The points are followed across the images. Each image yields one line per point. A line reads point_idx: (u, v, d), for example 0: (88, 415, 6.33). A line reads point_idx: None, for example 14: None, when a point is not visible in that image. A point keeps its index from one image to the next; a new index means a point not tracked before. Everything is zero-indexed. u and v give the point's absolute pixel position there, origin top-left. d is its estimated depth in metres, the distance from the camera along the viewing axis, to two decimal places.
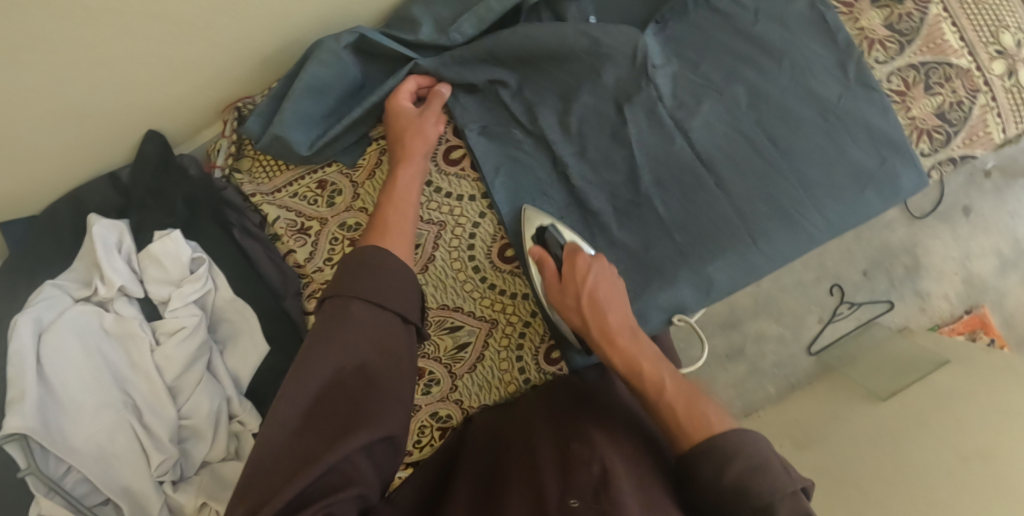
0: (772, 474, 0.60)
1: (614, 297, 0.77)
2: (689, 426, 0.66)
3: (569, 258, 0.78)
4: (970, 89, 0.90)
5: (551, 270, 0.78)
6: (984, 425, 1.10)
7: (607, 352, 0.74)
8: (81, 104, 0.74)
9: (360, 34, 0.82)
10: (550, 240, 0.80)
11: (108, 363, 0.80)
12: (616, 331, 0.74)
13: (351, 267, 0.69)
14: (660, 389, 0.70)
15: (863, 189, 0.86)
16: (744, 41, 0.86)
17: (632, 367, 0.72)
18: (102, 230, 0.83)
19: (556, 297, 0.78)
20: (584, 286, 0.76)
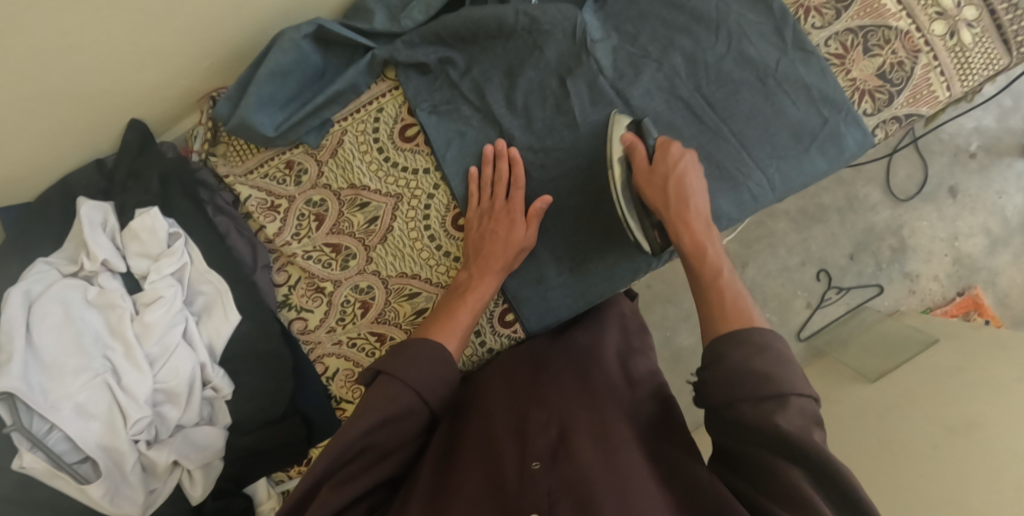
0: (792, 369, 0.62)
1: (699, 187, 0.80)
2: (731, 315, 0.68)
3: (663, 147, 0.82)
4: (911, 50, 0.91)
5: (642, 159, 0.82)
6: (969, 398, 1.10)
7: (679, 231, 0.78)
8: (62, 89, 0.82)
9: (318, 24, 0.87)
10: (645, 130, 0.84)
11: (90, 330, 0.86)
12: (696, 216, 0.78)
13: (423, 349, 0.72)
14: (719, 273, 0.74)
15: (806, 147, 0.88)
16: (678, 13, 0.90)
17: (698, 251, 0.76)
18: (88, 210, 0.90)
19: (641, 180, 0.82)
20: (675, 169, 0.80)
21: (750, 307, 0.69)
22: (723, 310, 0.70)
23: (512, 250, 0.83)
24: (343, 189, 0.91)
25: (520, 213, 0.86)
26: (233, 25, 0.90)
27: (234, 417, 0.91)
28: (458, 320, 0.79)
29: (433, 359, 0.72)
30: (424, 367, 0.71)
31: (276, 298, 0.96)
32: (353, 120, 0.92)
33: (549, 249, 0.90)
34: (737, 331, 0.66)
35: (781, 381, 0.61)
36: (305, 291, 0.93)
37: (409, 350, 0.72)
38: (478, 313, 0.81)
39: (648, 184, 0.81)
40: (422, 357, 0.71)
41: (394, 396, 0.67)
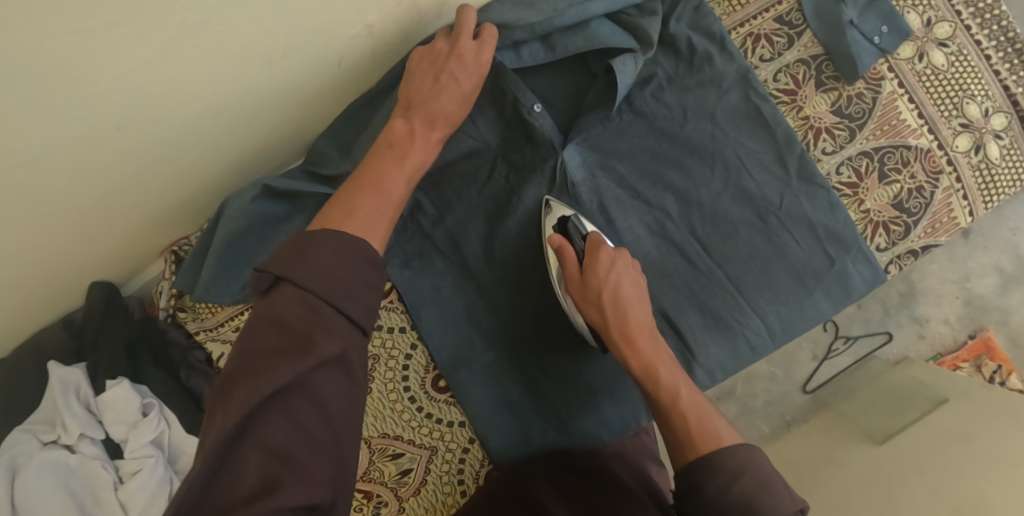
0: (774, 496, 0.57)
1: (636, 296, 0.73)
2: (699, 440, 0.61)
3: (592, 252, 0.74)
4: (932, 172, 0.84)
5: (574, 263, 0.75)
6: (980, 473, 1.02)
7: (624, 355, 0.70)
8: (16, 286, 0.77)
9: (263, 185, 0.81)
10: (572, 231, 0.79)
11: (76, 502, 0.85)
12: (638, 332, 0.70)
13: (323, 241, 0.51)
14: (676, 396, 0.66)
15: (810, 291, 0.82)
16: (672, 144, 0.84)
17: (649, 371, 0.68)
18: (63, 376, 0.88)
19: (576, 291, 0.75)
20: (606, 283, 0.72)
21: (715, 421, 0.63)
22: (690, 434, 0.62)
23: (437, 133, 0.72)
24: None
25: (479, 57, 0.73)
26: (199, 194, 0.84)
27: None
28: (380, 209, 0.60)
29: (316, 260, 0.50)
30: (307, 266, 0.49)
31: None
32: None
33: (536, 412, 0.84)
34: (713, 459, 0.59)
35: (765, 512, 0.56)
36: None
37: (302, 245, 0.50)
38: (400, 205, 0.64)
39: (583, 302, 0.74)
40: (331, 255, 0.50)
41: (293, 319, 0.48)
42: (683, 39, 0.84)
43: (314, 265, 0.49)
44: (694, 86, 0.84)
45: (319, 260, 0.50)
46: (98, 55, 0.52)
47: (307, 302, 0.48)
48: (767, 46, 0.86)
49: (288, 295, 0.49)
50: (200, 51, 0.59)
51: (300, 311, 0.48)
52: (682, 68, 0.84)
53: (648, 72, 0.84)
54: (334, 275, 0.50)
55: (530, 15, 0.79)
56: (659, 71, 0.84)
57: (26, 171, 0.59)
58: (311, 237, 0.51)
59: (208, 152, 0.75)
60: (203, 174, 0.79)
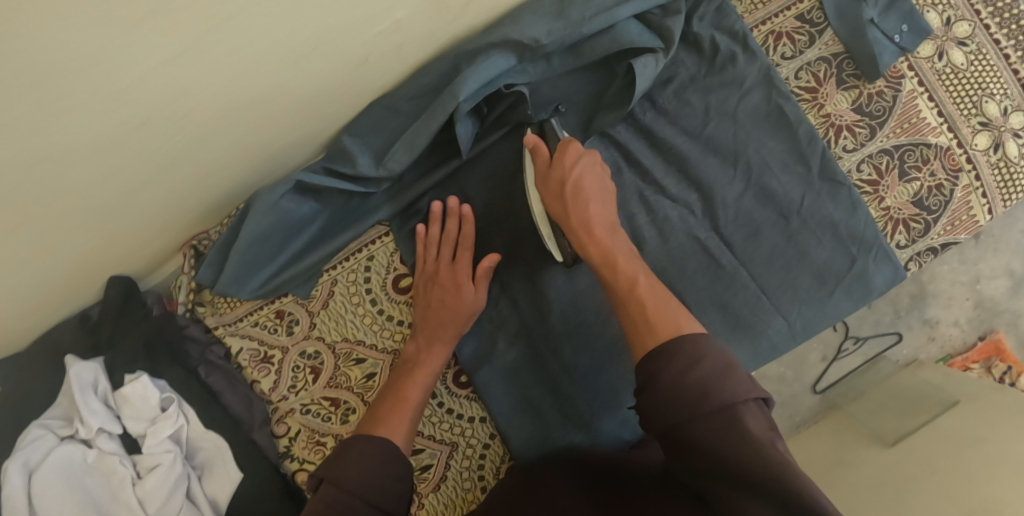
0: (730, 375, 0.58)
1: (600, 191, 0.75)
2: (658, 328, 0.62)
3: (562, 147, 0.76)
4: (951, 170, 0.84)
5: (544, 159, 0.77)
6: (995, 478, 1.03)
7: (583, 245, 0.72)
8: (37, 280, 0.76)
9: (296, 180, 0.80)
10: (549, 134, 0.81)
11: (92, 498, 0.85)
12: (597, 222, 0.72)
13: (367, 449, 0.66)
14: (633, 283, 0.68)
15: (832, 290, 0.82)
16: (693, 142, 0.84)
17: (608, 259, 0.70)
18: (78, 371, 0.87)
19: (540, 185, 0.76)
20: (571, 172, 0.74)
21: (670, 307, 0.64)
22: (647, 322, 0.64)
23: (461, 310, 0.80)
24: (337, 341, 0.87)
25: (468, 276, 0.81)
26: (223, 194, 0.83)
27: None
28: (406, 401, 0.74)
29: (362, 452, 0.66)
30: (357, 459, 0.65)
31: (277, 450, 0.90)
32: (342, 268, 0.86)
33: (558, 410, 0.83)
34: (670, 349, 0.59)
35: (724, 394, 0.56)
36: (305, 444, 0.89)
37: (351, 450, 0.66)
38: (428, 388, 0.77)
39: (547, 194, 0.76)
40: (371, 458, 0.65)
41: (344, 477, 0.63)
42: (707, 39, 0.85)
43: (360, 462, 0.65)
44: (716, 85, 0.84)
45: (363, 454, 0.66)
46: (134, 48, 0.51)
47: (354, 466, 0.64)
48: (788, 44, 0.86)
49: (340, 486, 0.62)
50: (232, 45, 0.58)
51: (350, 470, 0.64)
52: (704, 69, 0.85)
53: (668, 72, 0.85)
54: (386, 484, 0.64)
55: (560, 26, 0.80)
56: (681, 71, 0.85)
57: (55, 167, 0.58)
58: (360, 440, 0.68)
59: (234, 149, 0.75)
60: (225, 173, 0.79)
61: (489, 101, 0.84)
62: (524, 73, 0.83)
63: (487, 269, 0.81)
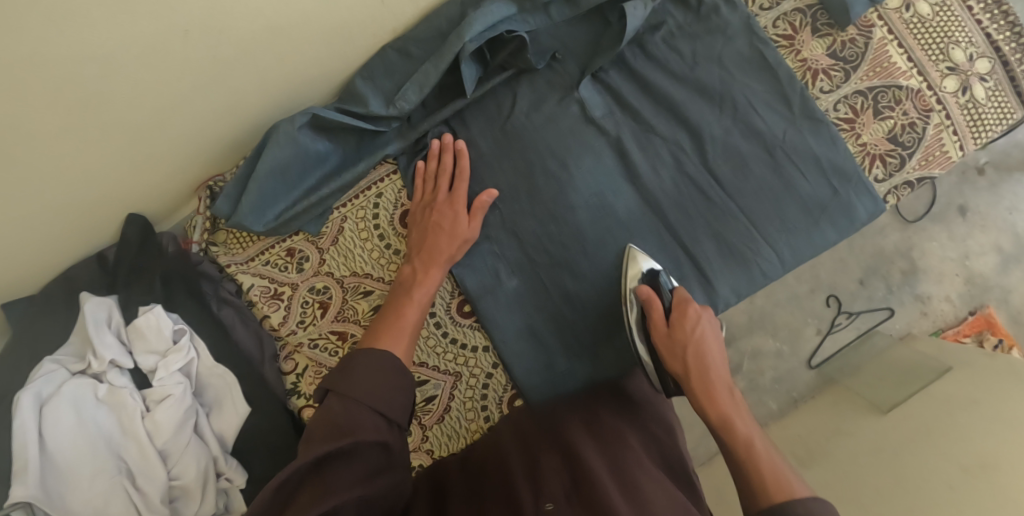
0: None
1: (717, 353, 0.78)
2: (774, 489, 0.63)
3: (680, 311, 0.80)
4: (923, 110, 0.89)
5: (661, 320, 0.80)
6: (988, 435, 1.06)
7: (704, 409, 0.75)
8: (62, 204, 0.80)
9: (313, 114, 0.85)
10: (661, 285, 0.82)
11: (102, 431, 0.85)
12: (718, 390, 0.75)
13: (377, 364, 0.70)
14: (751, 444, 0.69)
15: (817, 221, 0.86)
16: (679, 85, 0.88)
17: (725, 420, 0.72)
18: (92, 307, 0.89)
19: (658, 340, 0.80)
20: (692, 337, 0.78)
21: (787, 473, 0.66)
22: (764, 484, 0.65)
23: (455, 235, 0.84)
24: (345, 276, 0.91)
25: (464, 205, 0.86)
26: (242, 131, 0.88)
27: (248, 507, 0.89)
28: (407, 317, 0.78)
29: (363, 375, 0.69)
30: (358, 384, 0.68)
31: (284, 387, 0.94)
32: (353, 206, 0.91)
33: (559, 337, 0.87)
34: (781, 508, 0.61)
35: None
36: (311, 380, 0.92)
37: (362, 361, 0.70)
38: (426, 307, 0.80)
39: (666, 352, 0.79)
40: (380, 371, 0.70)
41: (352, 405, 0.66)
42: None
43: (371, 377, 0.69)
44: (702, 33, 0.88)
45: (364, 376, 0.69)
46: None
47: (363, 391, 0.68)
48: None
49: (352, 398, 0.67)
50: None
51: (358, 395, 0.67)
52: (690, 19, 0.89)
53: (657, 19, 0.89)
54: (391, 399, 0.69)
55: None
56: (669, 20, 0.89)
57: (97, 66, 0.64)
58: (357, 356, 0.71)
59: (253, 80, 0.80)
60: (246, 108, 0.84)
61: (492, 47, 0.88)
62: (525, 22, 0.87)
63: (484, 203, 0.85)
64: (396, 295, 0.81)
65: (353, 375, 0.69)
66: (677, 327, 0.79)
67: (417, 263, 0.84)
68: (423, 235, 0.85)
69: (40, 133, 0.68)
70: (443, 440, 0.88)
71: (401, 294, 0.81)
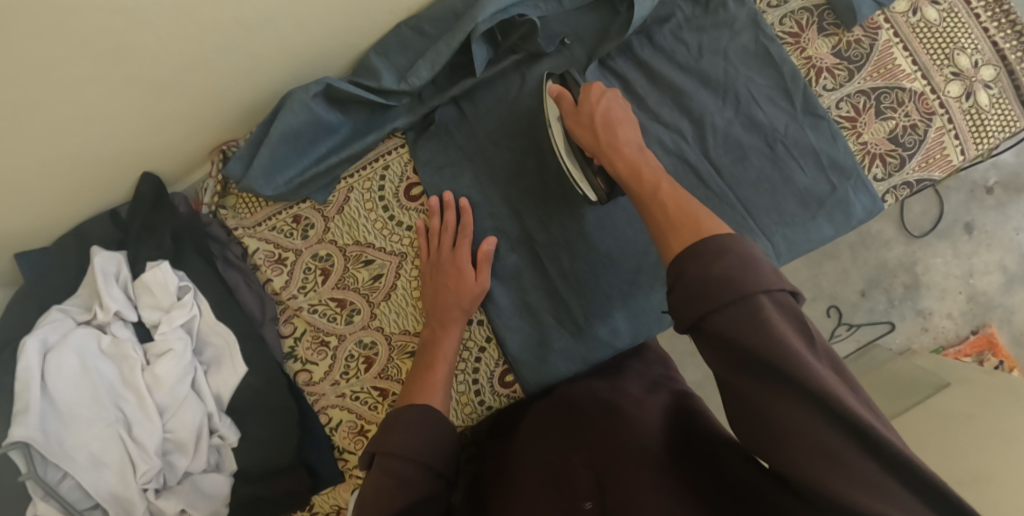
0: (759, 273, 0.54)
1: (625, 119, 0.79)
2: (678, 227, 0.62)
3: (585, 90, 0.81)
4: (925, 113, 0.89)
5: (570, 103, 0.82)
6: (984, 449, 1.07)
7: (612, 160, 0.75)
8: (81, 153, 0.83)
9: (327, 83, 0.87)
10: (570, 82, 0.85)
11: (103, 379, 0.87)
12: (625, 143, 0.75)
13: (423, 421, 0.72)
14: (658, 187, 0.68)
15: (814, 214, 0.88)
16: (683, 75, 0.90)
17: (633, 170, 0.72)
18: (102, 260, 0.91)
19: (570, 123, 0.81)
20: (597, 106, 0.79)
21: (692, 206, 0.64)
22: (673, 225, 0.63)
23: (467, 294, 0.86)
24: (348, 245, 0.93)
25: (467, 262, 0.87)
26: (259, 96, 0.91)
27: (239, 464, 0.93)
28: (438, 373, 0.80)
29: (417, 429, 0.71)
30: (416, 438, 0.70)
31: (282, 349, 0.97)
32: (359, 177, 0.93)
33: (552, 314, 0.89)
34: (726, 279, 0.54)
35: (749, 285, 0.53)
36: (309, 344, 0.95)
37: (404, 419, 0.72)
38: (452, 361, 0.83)
39: (578, 129, 0.80)
40: (426, 426, 0.72)
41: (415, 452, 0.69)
42: None
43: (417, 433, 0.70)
44: (709, 26, 0.90)
45: (419, 431, 0.71)
46: None
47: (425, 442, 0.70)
48: None
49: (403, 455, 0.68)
50: None
51: (418, 443, 0.70)
52: (698, 11, 0.90)
53: (666, 11, 0.90)
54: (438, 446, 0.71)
55: None
56: (677, 12, 0.90)
57: (126, 17, 0.67)
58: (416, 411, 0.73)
59: (272, 44, 0.83)
60: (264, 73, 0.87)
61: (503, 29, 0.90)
62: (536, 8, 0.88)
63: (487, 253, 0.87)
64: (423, 358, 0.83)
65: (399, 429, 0.71)
66: (583, 102, 0.80)
67: (433, 319, 0.86)
68: (440, 288, 0.86)
69: (70, 77, 0.71)
70: None
71: (426, 353, 0.83)
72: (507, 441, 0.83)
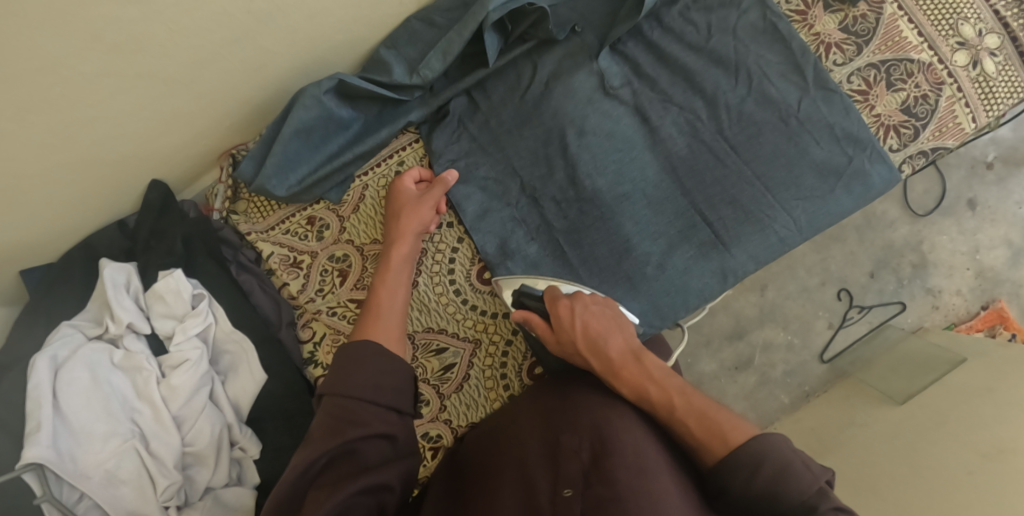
0: (792, 475, 0.62)
1: (606, 328, 0.78)
2: (711, 442, 0.67)
3: (552, 312, 0.79)
4: (935, 83, 0.89)
5: (545, 327, 0.80)
6: (1009, 420, 0.97)
7: (615, 385, 0.75)
8: (86, 157, 0.80)
9: (339, 79, 0.87)
10: (528, 298, 0.83)
11: (117, 393, 0.84)
12: (619, 362, 0.75)
13: (372, 352, 0.68)
14: (671, 406, 0.71)
15: (832, 187, 0.87)
16: (693, 56, 0.89)
17: (641, 394, 0.73)
18: (111, 272, 0.88)
19: (554, 350, 0.80)
20: (575, 332, 0.77)
21: (715, 418, 0.69)
22: (699, 436, 0.69)
23: (416, 221, 0.85)
24: (365, 244, 0.92)
25: (428, 202, 0.87)
26: (270, 95, 0.91)
27: (263, 476, 0.89)
28: (382, 302, 0.77)
29: (359, 363, 0.67)
30: (357, 370, 0.67)
31: (301, 355, 0.95)
32: (374, 174, 0.93)
33: None
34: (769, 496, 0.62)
35: (791, 492, 0.61)
36: (328, 349, 0.92)
37: (351, 352, 0.68)
38: (404, 292, 0.80)
39: (564, 354, 0.79)
40: (372, 356, 0.68)
41: (365, 379, 0.66)
42: None
43: (365, 370, 0.66)
44: (715, 6, 0.89)
45: (361, 365, 0.67)
46: None
47: (377, 373, 0.67)
48: None
49: (350, 392, 0.65)
50: None
51: (371, 379, 0.66)
52: None
53: None
54: (385, 384, 0.67)
55: None
56: None
57: (141, 11, 0.67)
58: (351, 346, 0.69)
59: (282, 37, 0.82)
60: (276, 69, 0.87)
61: (513, 17, 0.89)
62: None
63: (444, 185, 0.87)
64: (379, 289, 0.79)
65: (347, 362, 0.67)
66: (559, 329, 0.78)
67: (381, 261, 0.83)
68: (393, 202, 0.88)
69: (78, 76, 0.69)
70: (462, 409, 0.88)
71: (381, 289, 0.79)
72: (501, 413, 0.83)
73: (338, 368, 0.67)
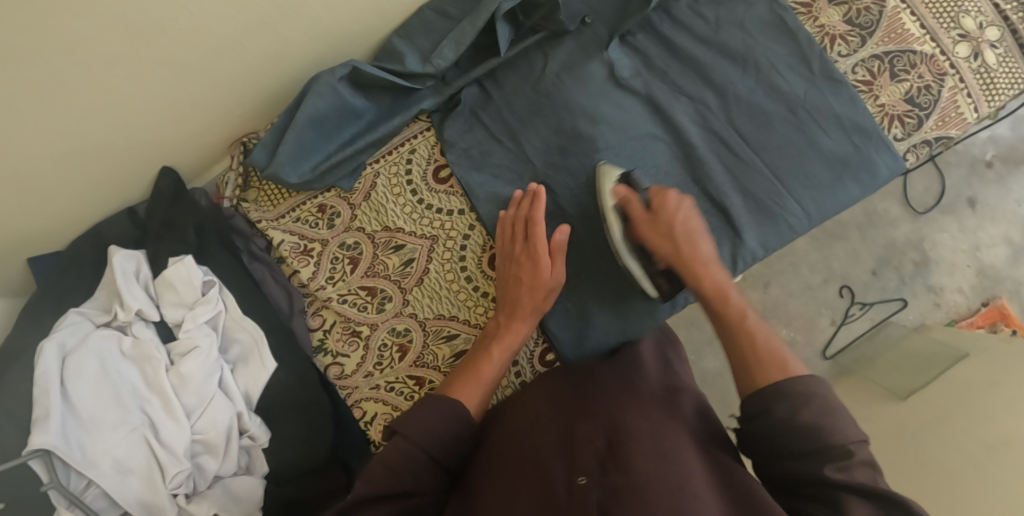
0: (837, 419, 0.64)
1: (702, 231, 0.82)
2: (773, 362, 0.70)
3: (658, 196, 0.82)
4: (937, 74, 0.90)
5: (642, 210, 0.82)
6: (1013, 410, 0.97)
7: (697, 278, 0.79)
8: (99, 142, 0.80)
9: (353, 67, 0.88)
10: (635, 183, 0.84)
11: (125, 382, 0.83)
12: (707, 259, 0.80)
13: (448, 411, 0.74)
14: (744, 314, 0.76)
15: (840, 176, 0.88)
16: (704, 49, 0.90)
17: (722, 292, 0.78)
18: (121, 260, 0.88)
19: (644, 231, 0.82)
20: (680, 218, 0.80)
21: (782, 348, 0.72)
22: (759, 361, 0.71)
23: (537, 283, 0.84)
24: (377, 231, 0.92)
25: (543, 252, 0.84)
26: (284, 84, 0.92)
27: (272, 466, 0.88)
28: (481, 372, 0.80)
29: (434, 418, 0.72)
30: (424, 425, 0.71)
31: (312, 343, 0.95)
32: (386, 162, 0.94)
33: (594, 288, 0.88)
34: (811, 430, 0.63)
35: (831, 436, 0.63)
36: (339, 336, 0.93)
37: (427, 409, 0.73)
38: (505, 364, 0.82)
39: (649, 238, 0.82)
40: (445, 416, 0.73)
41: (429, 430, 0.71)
42: None
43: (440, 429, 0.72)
44: None
45: (434, 423, 0.72)
46: None
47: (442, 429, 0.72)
48: None
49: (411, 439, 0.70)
50: None
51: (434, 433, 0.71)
52: None
53: None
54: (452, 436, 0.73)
55: None
56: None
57: None
58: (437, 400, 0.75)
59: (300, 26, 0.83)
60: (291, 58, 0.87)
61: (525, 9, 0.90)
62: None
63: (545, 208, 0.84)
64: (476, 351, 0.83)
65: (418, 415, 0.72)
66: (659, 216, 0.81)
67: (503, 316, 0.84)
68: (506, 263, 0.86)
69: (97, 58, 0.69)
70: None
71: (487, 349, 0.82)
72: (516, 398, 0.83)
73: (409, 417, 0.72)
